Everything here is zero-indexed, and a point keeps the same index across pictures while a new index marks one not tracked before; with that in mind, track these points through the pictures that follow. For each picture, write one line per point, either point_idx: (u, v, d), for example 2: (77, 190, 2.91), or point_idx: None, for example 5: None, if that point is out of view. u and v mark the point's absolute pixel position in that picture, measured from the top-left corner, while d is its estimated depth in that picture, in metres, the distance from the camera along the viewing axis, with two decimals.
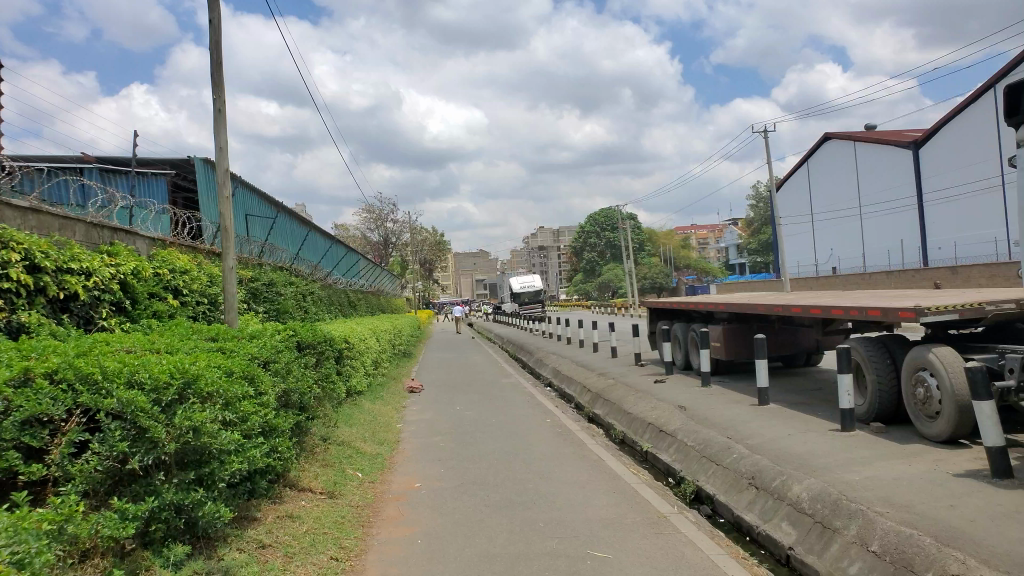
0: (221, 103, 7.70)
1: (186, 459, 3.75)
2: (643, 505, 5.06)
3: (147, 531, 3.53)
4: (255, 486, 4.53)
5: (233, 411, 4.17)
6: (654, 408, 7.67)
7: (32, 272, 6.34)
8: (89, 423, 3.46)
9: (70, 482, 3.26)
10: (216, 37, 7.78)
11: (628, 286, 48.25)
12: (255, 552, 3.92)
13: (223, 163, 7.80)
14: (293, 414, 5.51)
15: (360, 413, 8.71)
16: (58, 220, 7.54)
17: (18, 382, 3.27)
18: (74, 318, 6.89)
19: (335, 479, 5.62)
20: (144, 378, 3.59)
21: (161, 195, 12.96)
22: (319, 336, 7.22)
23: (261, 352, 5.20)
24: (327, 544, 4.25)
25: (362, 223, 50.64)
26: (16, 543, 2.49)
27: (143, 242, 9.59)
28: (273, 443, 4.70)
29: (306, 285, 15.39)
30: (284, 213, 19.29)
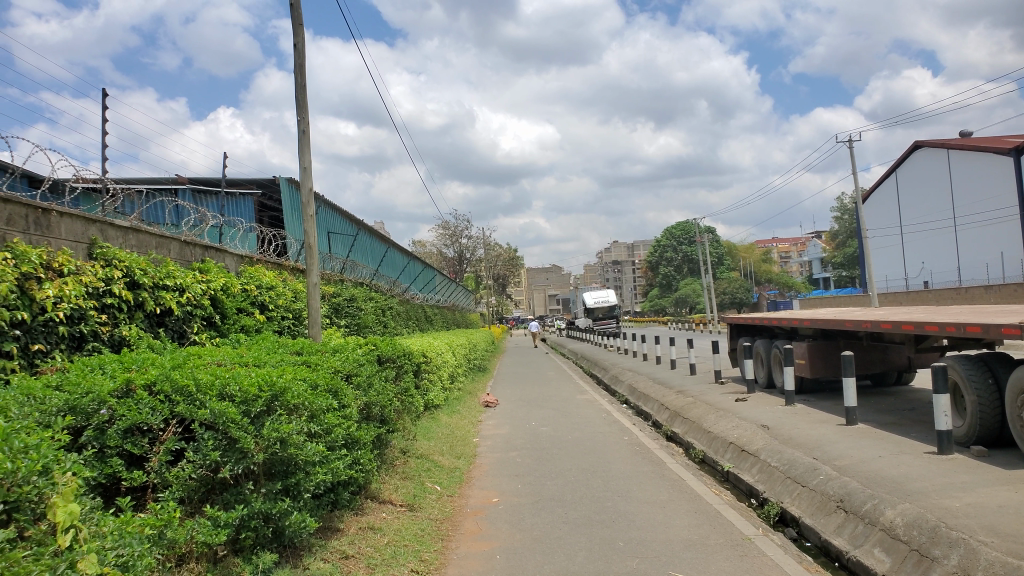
0: (305, 124, 7.98)
1: (274, 469, 3.87)
2: (727, 527, 4.92)
3: (238, 539, 3.65)
4: (338, 497, 4.64)
5: (318, 424, 4.29)
6: (736, 427, 7.47)
7: (133, 288, 6.72)
8: (186, 433, 3.63)
9: (167, 488, 3.43)
10: (300, 62, 8.09)
11: (706, 302, 47.30)
12: (339, 562, 3.99)
13: (307, 183, 8.08)
14: (374, 427, 5.62)
15: (437, 427, 8.80)
16: (156, 239, 7.96)
17: (120, 394, 3.52)
18: (170, 332, 7.21)
19: (415, 492, 5.68)
20: (235, 390, 3.72)
21: (248, 214, 13.51)
22: (398, 351, 7.36)
23: (344, 366, 5.34)
24: (408, 557, 4.30)
25: (438, 239, 51.46)
26: (122, 546, 2.63)
27: (232, 259, 10.01)
28: (356, 455, 4.79)
29: (385, 300, 15.72)
30: (364, 229, 19.85)
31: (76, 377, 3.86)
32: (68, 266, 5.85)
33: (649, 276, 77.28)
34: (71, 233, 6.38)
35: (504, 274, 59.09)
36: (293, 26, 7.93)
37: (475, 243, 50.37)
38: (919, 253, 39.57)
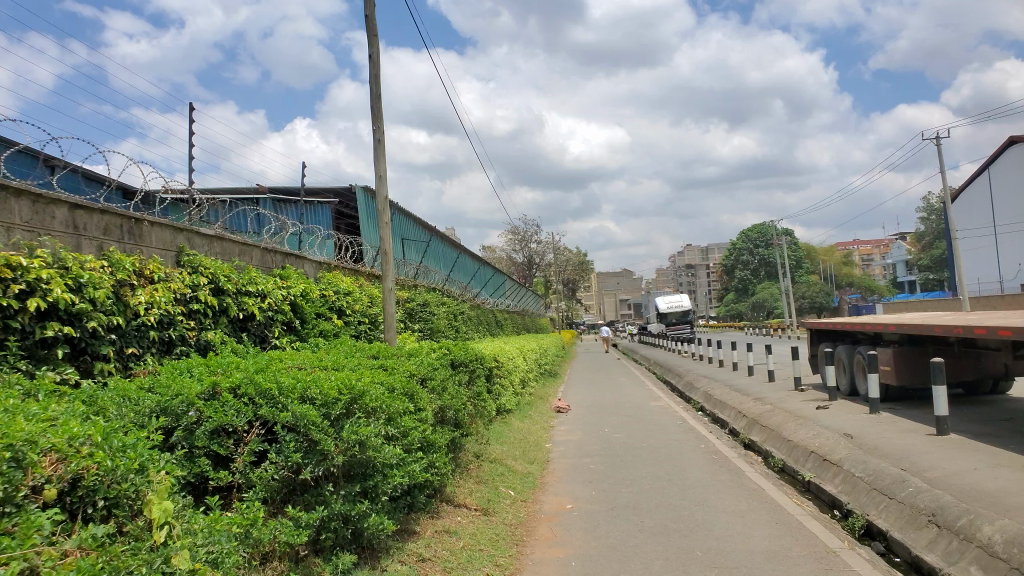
0: (380, 133, 8.15)
1: (354, 471, 3.93)
2: (810, 539, 4.76)
3: (319, 539, 3.73)
4: (414, 499, 4.69)
5: (395, 427, 4.35)
6: (817, 436, 7.23)
7: (218, 294, 6.98)
8: (268, 435, 3.75)
9: (251, 489, 3.54)
10: (375, 72, 8.26)
11: (783, 306, 46.04)
12: (415, 565, 4.03)
13: (382, 191, 8.24)
14: (449, 430, 5.67)
15: (510, 431, 8.82)
16: (239, 246, 8.27)
17: (207, 396, 3.67)
18: (252, 336, 7.46)
19: (489, 496, 5.72)
20: (315, 393, 3.81)
21: (325, 221, 13.88)
22: (471, 355, 7.41)
23: (419, 370, 5.42)
24: (483, 561, 4.31)
25: (508, 245, 51.70)
26: (212, 543, 2.72)
27: (311, 265, 10.38)
28: (432, 458, 4.84)
29: (457, 305, 15.88)
30: (436, 235, 20.15)
31: (166, 380, 4.04)
32: (159, 274, 6.13)
33: (724, 280, 75.70)
34: (160, 242, 6.69)
35: (575, 280, 58.84)
36: (367, 37, 8.11)
37: (545, 249, 50.41)
38: (1014, 255, 37.55)
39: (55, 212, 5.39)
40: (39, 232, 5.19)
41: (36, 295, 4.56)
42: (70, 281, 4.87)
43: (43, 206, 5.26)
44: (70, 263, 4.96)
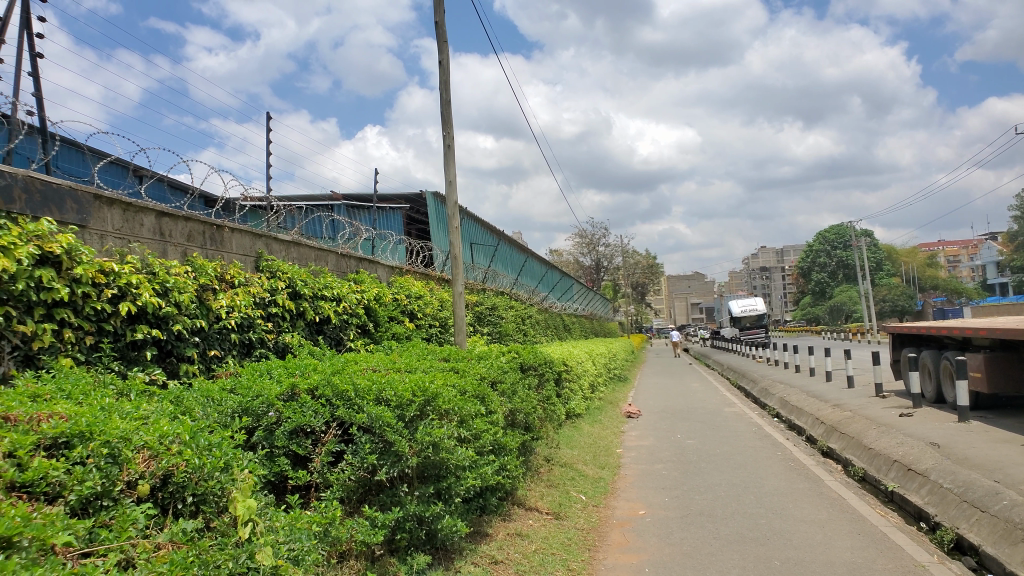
0: (450, 138, 8.24)
1: (427, 473, 3.98)
2: (897, 552, 4.57)
3: (394, 539, 3.79)
4: (486, 502, 4.72)
5: (467, 429, 4.37)
6: (902, 445, 6.94)
7: (295, 298, 7.17)
8: (345, 436, 3.85)
9: (328, 488, 3.62)
10: (445, 79, 8.37)
11: (862, 310, 44.42)
12: (489, 567, 4.05)
13: (452, 196, 8.33)
14: (520, 434, 5.67)
15: (580, 436, 8.78)
16: (315, 252, 8.56)
17: (287, 397, 3.81)
18: (328, 339, 7.65)
19: (560, 500, 5.70)
20: (390, 395, 3.88)
21: (397, 226, 14.12)
22: (540, 359, 7.42)
23: (489, 373, 5.45)
24: (555, 565, 4.29)
25: (576, 248, 51.52)
26: (293, 540, 2.79)
27: (384, 270, 10.63)
28: (503, 461, 4.86)
29: (526, 309, 15.90)
30: (504, 240, 20.28)
31: (247, 381, 4.18)
32: (239, 278, 6.35)
33: (800, 283, 73.51)
34: (240, 247, 6.94)
35: (644, 283, 58.12)
36: (437, 44, 8.22)
37: (614, 252, 49.97)
38: None
39: (144, 220, 5.65)
40: (129, 239, 5.45)
41: (127, 299, 4.79)
42: (157, 286, 5.10)
43: (133, 214, 5.52)
44: (157, 269, 5.20)
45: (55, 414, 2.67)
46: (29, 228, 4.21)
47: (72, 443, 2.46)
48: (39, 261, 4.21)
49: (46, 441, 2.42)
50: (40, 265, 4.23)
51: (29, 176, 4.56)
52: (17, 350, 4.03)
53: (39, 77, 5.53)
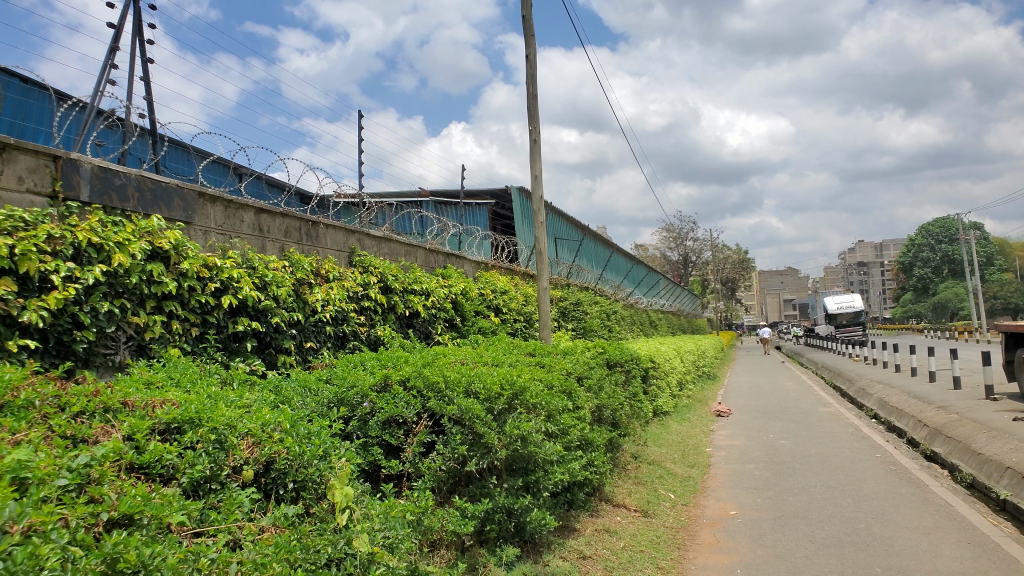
0: (537, 133, 8.25)
1: (515, 466, 4.00)
2: (1011, 563, 4.29)
3: (483, 530, 3.83)
4: (574, 497, 4.73)
5: (555, 424, 4.37)
6: (1015, 451, 6.52)
7: (386, 292, 7.35)
8: (435, 427, 3.93)
9: (420, 478, 3.68)
10: (532, 74, 8.37)
11: (970, 307, 41.97)
12: (577, 562, 4.04)
13: (538, 191, 8.34)
14: (607, 430, 5.62)
15: (667, 434, 8.65)
16: (404, 247, 8.75)
17: (380, 388, 3.96)
18: (417, 332, 7.80)
19: (648, 498, 5.64)
20: (479, 388, 3.95)
21: (482, 222, 14.26)
22: (627, 355, 7.36)
23: (575, 369, 5.44)
24: (644, 562, 4.24)
25: (663, 243, 50.73)
26: (388, 528, 2.79)
27: (470, 265, 10.75)
28: (591, 456, 4.84)
29: (611, 304, 15.76)
30: (589, 234, 20.22)
31: (342, 371, 4.34)
32: (334, 273, 6.56)
33: (901, 280, 70.03)
34: (334, 243, 7.19)
35: (734, 278, 56.64)
36: (524, 39, 8.24)
37: (702, 247, 48.91)
38: None
39: (245, 216, 5.89)
40: (231, 234, 5.71)
41: (229, 292, 5.02)
42: (257, 280, 5.33)
43: (235, 211, 5.77)
44: (257, 264, 5.43)
45: (167, 400, 2.84)
46: (141, 224, 4.47)
47: (183, 429, 2.62)
48: (150, 255, 4.47)
49: (160, 426, 2.59)
50: (151, 259, 4.48)
51: (141, 176, 4.83)
52: (131, 340, 4.28)
53: (150, 81, 5.86)
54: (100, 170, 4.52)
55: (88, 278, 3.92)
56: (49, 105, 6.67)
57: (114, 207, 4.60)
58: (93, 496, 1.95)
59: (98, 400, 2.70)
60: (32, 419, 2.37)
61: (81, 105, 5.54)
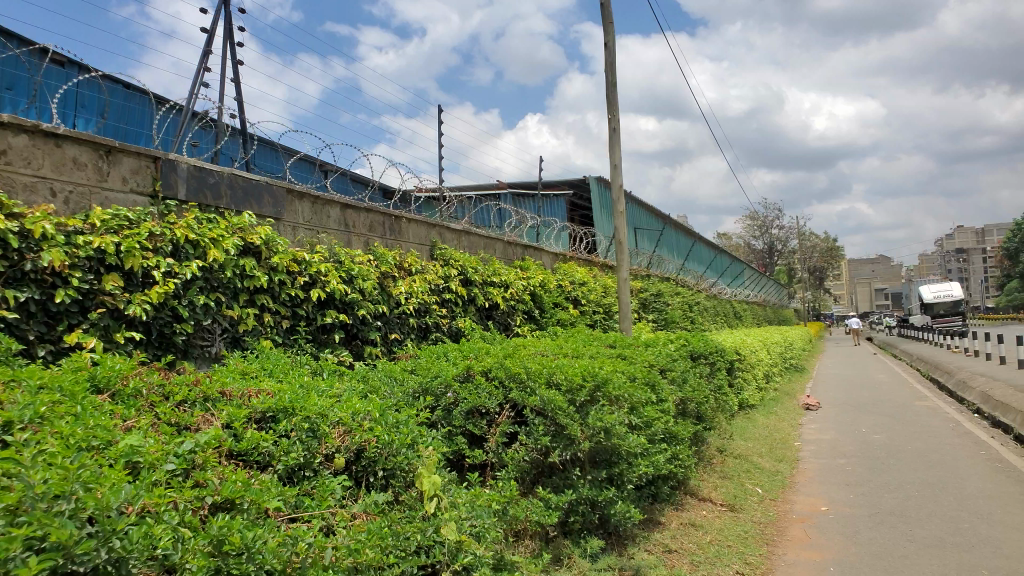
0: (616, 121, 8.16)
1: (599, 458, 3.97)
2: None
3: (568, 521, 3.83)
4: (658, 490, 4.68)
5: (639, 416, 4.31)
6: None
7: (467, 284, 7.42)
8: (518, 418, 3.96)
9: (504, 468, 3.70)
10: (610, 62, 8.27)
11: None
12: (662, 555, 3.98)
13: (617, 180, 8.25)
14: (691, 423, 5.52)
15: (754, 428, 8.43)
16: (483, 240, 8.82)
17: (463, 378, 4.03)
18: (497, 324, 7.84)
19: (735, 492, 5.53)
20: (561, 379, 3.96)
21: (561, 213, 14.22)
22: (711, 346, 7.21)
23: (658, 361, 5.37)
24: (732, 557, 4.14)
25: (746, 232, 49.43)
26: (474, 516, 2.80)
27: (548, 257, 10.75)
28: (675, 449, 4.77)
29: (693, 295, 15.47)
30: (669, 224, 19.92)
31: (426, 362, 4.42)
32: (416, 266, 6.68)
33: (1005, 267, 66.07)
34: (416, 237, 7.32)
35: (822, 267, 54.67)
36: (603, 26, 8.15)
37: (788, 236, 47.38)
38: None
39: (331, 212, 6.06)
40: (318, 230, 5.88)
41: (317, 286, 5.17)
42: (344, 273, 5.47)
43: (322, 206, 5.93)
44: (343, 258, 5.58)
45: (262, 390, 2.95)
46: (233, 220, 4.65)
47: (278, 417, 2.73)
48: (243, 250, 4.65)
49: (256, 415, 2.70)
50: (244, 255, 4.66)
51: (233, 174, 5.02)
52: (226, 332, 4.46)
53: (240, 82, 6.08)
54: (195, 169, 4.72)
55: (186, 272, 4.11)
56: (149, 108, 7.03)
57: (209, 205, 4.80)
58: (198, 481, 2.04)
59: (199, 389, 2.84)
60: (141, 407, 2.52)
61: (177, 108, 5.80)
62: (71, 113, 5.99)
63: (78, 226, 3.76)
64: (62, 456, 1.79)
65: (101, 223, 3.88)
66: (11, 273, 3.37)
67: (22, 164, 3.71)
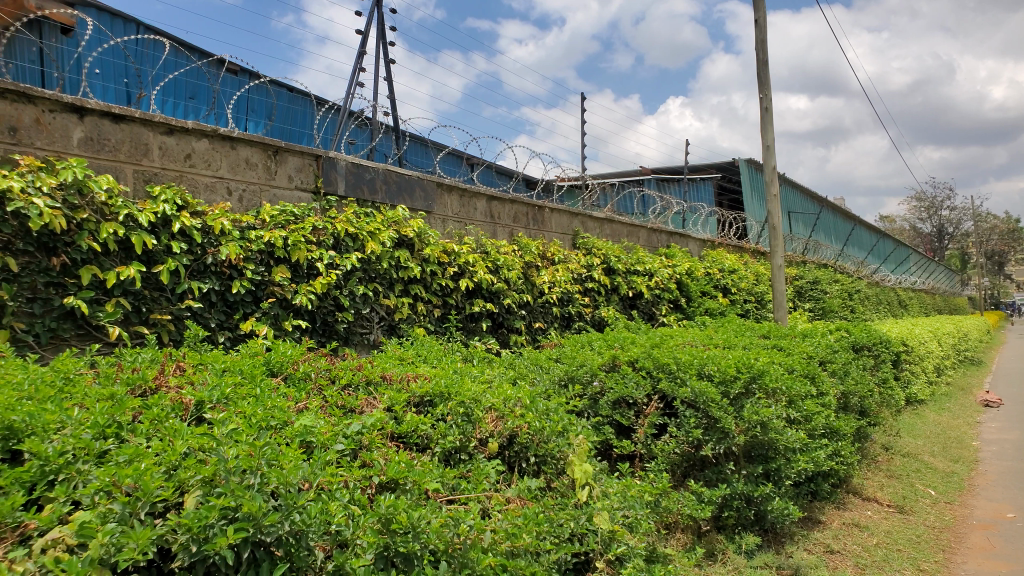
0: (768, 101, 7.79)
1: (754, 453, 3.82)
2: None
3: (721, 516, 3.73)
4: (818, 488, 4.46)
5: (797, 410, 4.11)
6: None
7: (610, 273, 7.36)
8: (667, 410, 3.89)
9: (654, 459, 3.64)
10: (761, 39, 7.90)
11: None
12: (823, 556, 3.77)
13: (770, 162, 7.87)
14: (854, 418, 5.20)
15: (924, 425, 7.81)
16: (627, 228, 8.74)
17: (609, 367, 4.05)
18: (642, 313, 7.73)
19: (905, 493, 5.15)
20: (713, 370, 3.85)
21: (707, 199, 13.82)
22: (875, 337, 6.75)
23: (817, 353, 5.10)
24: (903, 562, 3.85)
25: (913, 214, 45.83)
26: (627, 507, 2.77)
27: (694, 244, 10.48)
28: (837, 446, 4.51)
29: (854, 282, 14.51)
30: (826, 208, 18.86)
31: (572, 351, 4.43)
32: (559, 255, 6.72)
33: None
34: (559, 226, 7.36)
35: (1002, 251, 49.77)
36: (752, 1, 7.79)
37: (962, 217, 43.48)
38: None
39: (478, 204, 6.19)
40: (466, 222, 6.04)
41: (466, 276, 5.31)
42: (490, 263, 5.59)
43: (469, 199, 6.08)
44: (489, 249, 5.70)
45: (419, 374, 3.08)
46: (388, 214, 4.86)
47: (435, 402, 2.84)
48: (397, 242, 4.85)
49: (415, 399, 2.82)
50: (398, 247, 4.86)
51: (387, 169, 5.24)
52: (383, 320, 4.67)
53: (392, 80, 6.34)
54: (353, 166, 4.98)
55: (347, 264, 4.35)
56: (311, 109, 7.46)
57: (365, 200, 5.05)
58: (365, 461, 2.16)
59: (362, 373, 3.00)
60: (312, 391, 2.70)
61: (335, 108, 6.14)
62: (243, 117, 6.49)
63: (251, 222, 4.07)
64: (247, 434, 1.95)
65: (271, 219, 4.17)
66: (195, 266, 3.71)
67: (203, 166, 4.06)
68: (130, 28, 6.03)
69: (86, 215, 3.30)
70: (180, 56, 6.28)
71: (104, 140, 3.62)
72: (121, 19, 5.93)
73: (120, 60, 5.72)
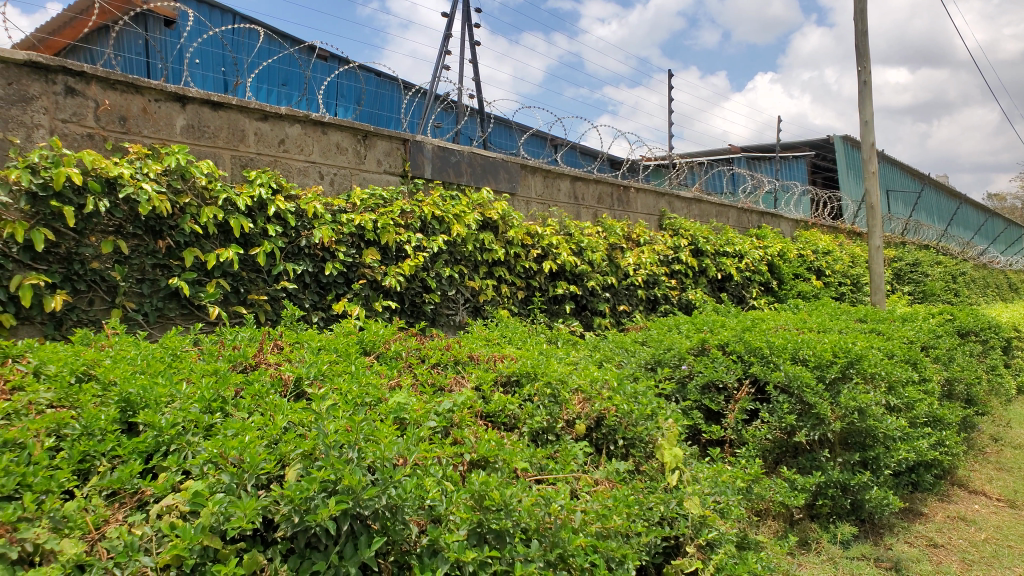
0: (866, 74, 7.42)
1: (851, 440, 3.69)
2: None
3: (815, 504, 3.60)
4: (920, 479, 4.26)
5: (898, 397, 3.93)
6: None
7: (697, 255, 7.18)
8: (759, 395, 3.79)
9: (745, 445, 3.54)
10: (859, 8, 7.52)
11: None
12: (925, 550, 3.60)
13: (868, 138, 7.50)
14: (961, 407, 4.93)
15: None
16: (716, 208, 8.52)
17: (697, 351, 3.98)
18: (731, 296, 7.53)
19: (1017, 487, 4.85)
20: (808, 355, 3.74)
21: (800, 177, 13.34)
22: (982, 322, 6.36)
23: (919, 338, 4.86)
24: (1014, 559, 3.63)
25: None
26: (717, 493, 2.71)
27: (787, 225, 10.14)
28: (942, 435, 4.29)
29: (959, 265, 13.72)
30: (929, 186, 17.91)
31: (658, 333, 4.37)
32: (644, 237, 6.63)
33: None
34: (645, 207, 7.25)
35: None
36: None
37: None
38: None
39: (562, 185, 6.16)
40: (550, 204, 6.03)
41: (550, 258, 5.30)
42: (573, 245, 5.56)
43: (553, 180, 6.05)
44: (574, 231, 5.67)
45: (506, 355, 3.10)
46: (473, 197, 4.90)
47: (522, 382, 2.85)
48: (482, 225, 4.87)
49: (502, 378, 2.85)
50: (483, 229, 4.89)
51: (472, 152, 5.27)
52: (468, 302, 4.72)
53: (477, 63, 6.36)
54: (439, 149, 5.03)
55: (433, 246, 4.41)
56: (398, 93, 7.57)
57: (451, 183, 5.10)
58: (456, 438, 2.19)
59: (450, 353, 3.04)
60: (402, 369, 2.76)
61: (422, 92, 6.21)
62: (333, 102, 6.65)
63: (343, 205, 4.17)
64: (344, 409, 2.01)
65: (361, 202, 4.26)
66: (290, 248, 3.83)
67: (296, 152, 4.18)
68: (227, 18, 6.25)
69: (188, 199, 3.45)
70: (273, 44, 6.47)
71: (205, 128, 3.77)
72: (219, 10, 6.16)
73: (218, 50, 5.95)
